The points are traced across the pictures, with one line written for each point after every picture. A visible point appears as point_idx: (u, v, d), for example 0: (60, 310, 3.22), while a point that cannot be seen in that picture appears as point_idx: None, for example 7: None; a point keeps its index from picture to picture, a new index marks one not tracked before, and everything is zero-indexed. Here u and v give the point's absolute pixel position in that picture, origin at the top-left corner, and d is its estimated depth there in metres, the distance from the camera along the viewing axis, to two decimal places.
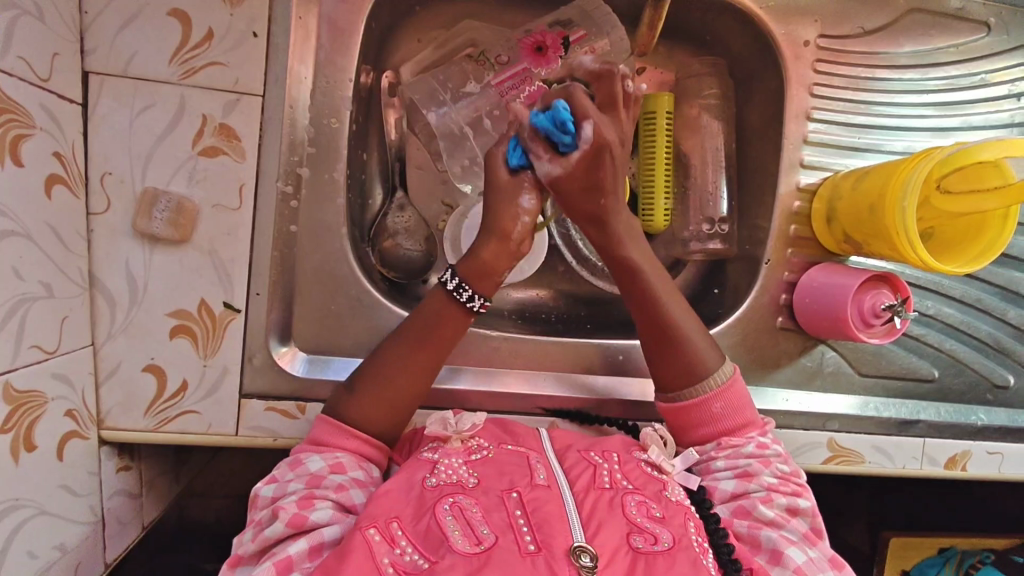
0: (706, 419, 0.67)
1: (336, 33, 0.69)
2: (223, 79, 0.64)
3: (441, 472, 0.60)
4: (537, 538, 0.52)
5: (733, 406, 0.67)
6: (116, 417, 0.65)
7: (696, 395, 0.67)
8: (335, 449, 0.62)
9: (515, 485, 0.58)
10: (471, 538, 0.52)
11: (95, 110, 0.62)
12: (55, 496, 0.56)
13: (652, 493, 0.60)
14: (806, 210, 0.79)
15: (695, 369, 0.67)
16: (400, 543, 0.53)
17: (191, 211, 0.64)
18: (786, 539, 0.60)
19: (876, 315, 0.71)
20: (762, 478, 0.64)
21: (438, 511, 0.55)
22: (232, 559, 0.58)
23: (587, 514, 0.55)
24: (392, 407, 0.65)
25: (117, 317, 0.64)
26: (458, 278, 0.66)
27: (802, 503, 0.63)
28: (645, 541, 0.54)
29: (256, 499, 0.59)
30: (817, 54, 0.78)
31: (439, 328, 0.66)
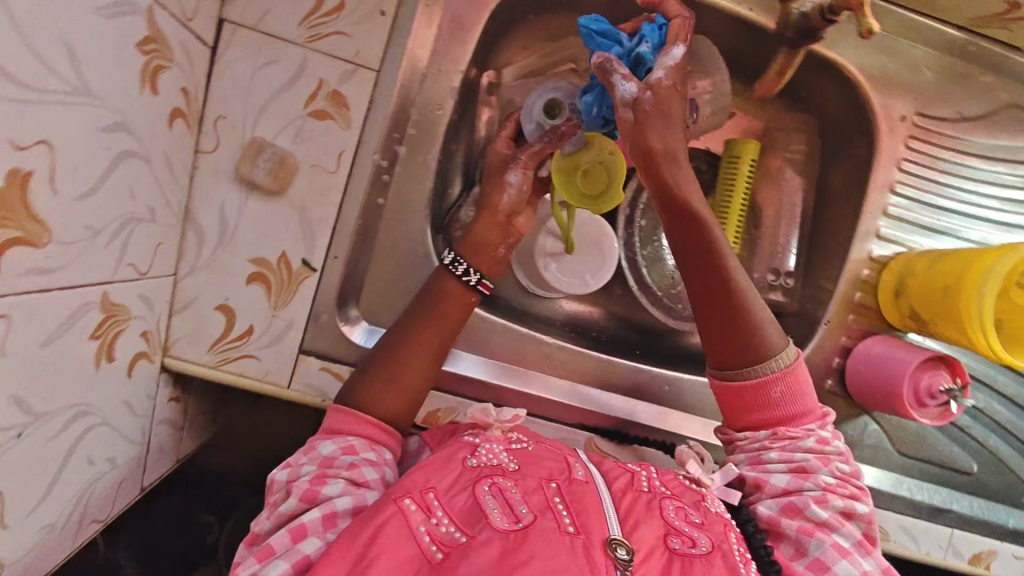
0: (764, 402, 0.65)
1: (457, 26, 0.71)
2: (345, 49, 0.66)
3: (482, 454, 0.62)
4: (575, 522, 0.54)
5: (791, 392, 0.66)
6: (182, 348, 0.67)
7: (755, 375, 0.65)
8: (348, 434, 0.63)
9: (553, 477, 0.60)
10: (510, 516, 0.54)
11: (223, 55, 0.65)
12: (118, 411, 0.59)
13: (690, 501, 0.62)
14: (874, 279, 0.79)
15: (759, 349, 0.65)
16: (436, 513, 0.55)
17: (292, 166, 0.66)
18: (836, 546, 0.60)
19: (932, 396, 0.71)
20: (818, 477, 0.64)
21: (478, 489, 0.57)
22: (249, 538, 0.59)
23: (625, 512, 0.58)
24: (406, 391, 0.67)
25: (203, 253, 0.66)
26: (453, 252, 0.70)
27: (857, 507, 0.62)
28: (682, 543, 0.56)
29: (272, 484, 0.61)
30: (911, 130, 0.79)
31: (441, 307, 0.69)
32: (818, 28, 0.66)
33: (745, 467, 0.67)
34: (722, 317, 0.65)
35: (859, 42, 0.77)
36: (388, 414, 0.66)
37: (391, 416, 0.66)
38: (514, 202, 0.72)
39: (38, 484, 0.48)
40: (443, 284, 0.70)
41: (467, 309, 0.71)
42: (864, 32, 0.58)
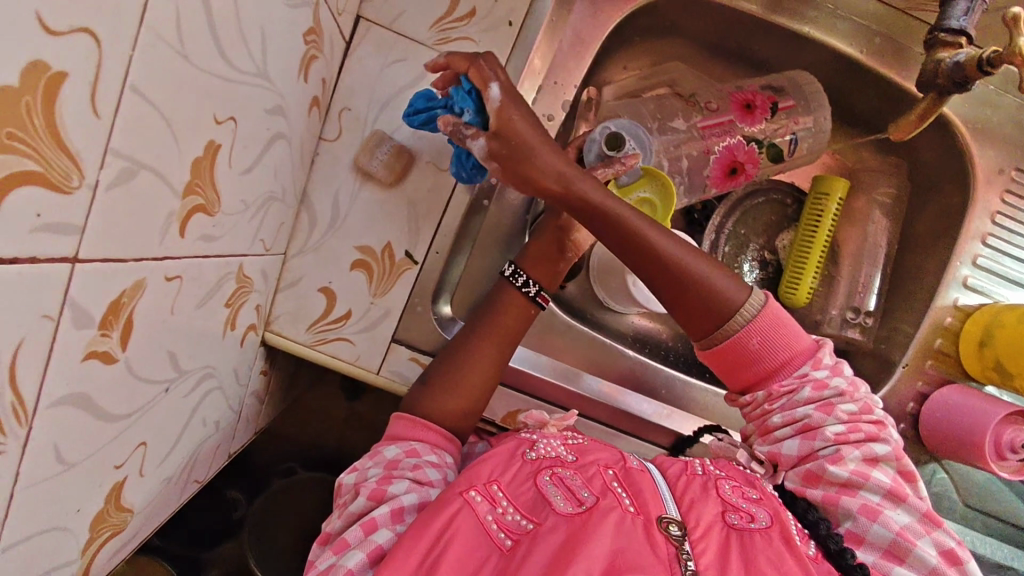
0: (746, 358, 0.64)
1: (577, 43, 0.73)
2: (470, 55, 0.69)
3: (540, 447, 0.63)
4: (634, 502, 0.55)
5: (767, 343, 0.64)
6: (282, 325, 0.70)
7: (731, 335, 0.64)
8: (409, 440, 0.64)
9: (610, 465, 0.61)
10: (572, 501, 0.55)
11: (356, 51, 0.68)
12: (228, 378, 0.61)
13: (745, 480, 0.62)
14: (956, 327, 0.79)
15: (713, 300, 0.63)
16: (501, 502, 0.56)
17: (407, 161, 0.69)
18: (867, 506, 0.57)
19: (1013, 450, 0.71)
20: (825, 431, 0.60)
21: (540, 480, 0.58)
22: (322, 537, 0.60)
23: (680, 495, 0.58)
24: (464, 402, 0.67)
25: (313, 235, 0.69)
26: (514, 265, 0.71)
27: (877, 448, 0.59)
28: (740, 518, 0.55)
29: (341, 487, 0.63)
30: (1008, 184, 0.79)
31: (502, 315, 0.69)
32: (973, 80, 0.62)
33: (761, 445, 0.65)
34: (682, 292, 0.64)
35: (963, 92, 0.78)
36: (447, 423, 0.67)
37: (449, 425, 0.67)
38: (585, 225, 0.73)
39: (166, 439, 0.50)
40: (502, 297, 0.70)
41: (525, 320, 0.71)
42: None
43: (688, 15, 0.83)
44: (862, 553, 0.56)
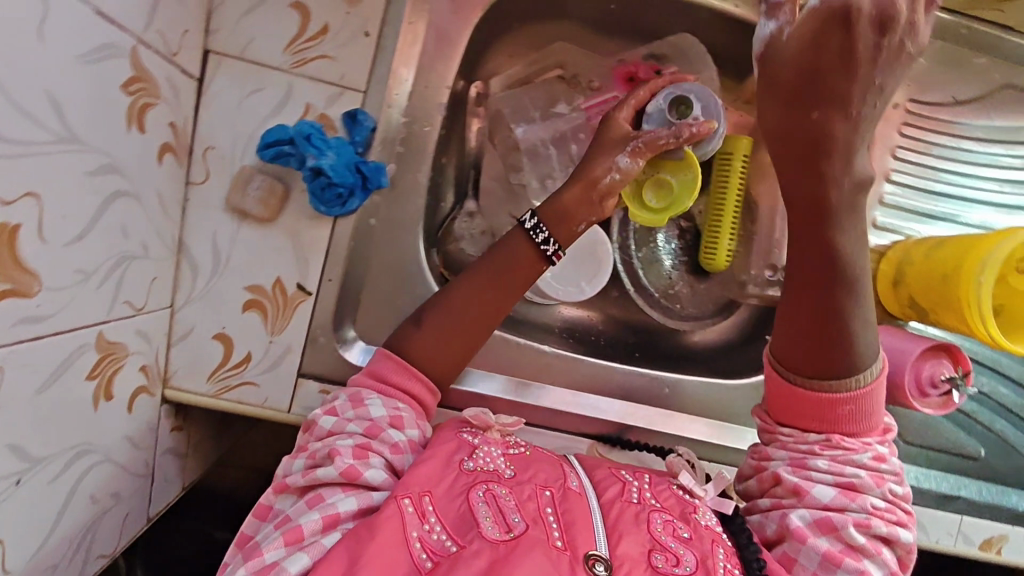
0: (828, 419, 0.59)
1: (441, 41, 0.71)
2: (330, 73, 0.66)
3: (478, 457, 0.61)
4: (563, 536, 0.54)
5: (865, 410, 0.59)
6: (181, 379, 0.68)
7: (829, 386, 0.58)
8: (396, 391, 0.65)
9: (548, 484, 0.60)
10: (501, 525, 0.54)
11: (209, 87, 0.64)
12: (120, 446, 0.61)
13: (680, 513, 0.60)
14: (873, 270, 0.78)
15: (848, 360, 0.58)
16: (430, 519, 0.55)
17: (281, 193, 0.66)
18: (864, 574, 0.54)
19: (933, 384, 0.70)
20: (866, 498, 0.56)
21: (472, 497, 0.56)
22: (278, 485, 0.60)
23: (611, 525, 0.56)
24: (453, 350, 0.68)
25: (198, 283, 0.67)
26: (537, 218, 0.70)
27: (899, 538, 0.56)
28: (666, 560, 0.54)
29: (315, 428, 0.62)
30: (905, 118, 0.77)
31: (512, 272, 0.70)
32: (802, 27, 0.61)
33: (786, 470, 0.60)
34: (819, 321, 0.57)
35: None
36: (432, 372, 0.68)
37: (436, 373, 0.68)
38: (616, 185, 0.69)
39: (35, 526, 0.49)
40: (511, 244, 0.70)
41: (533, 275, 0.71)
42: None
43: None
44: None
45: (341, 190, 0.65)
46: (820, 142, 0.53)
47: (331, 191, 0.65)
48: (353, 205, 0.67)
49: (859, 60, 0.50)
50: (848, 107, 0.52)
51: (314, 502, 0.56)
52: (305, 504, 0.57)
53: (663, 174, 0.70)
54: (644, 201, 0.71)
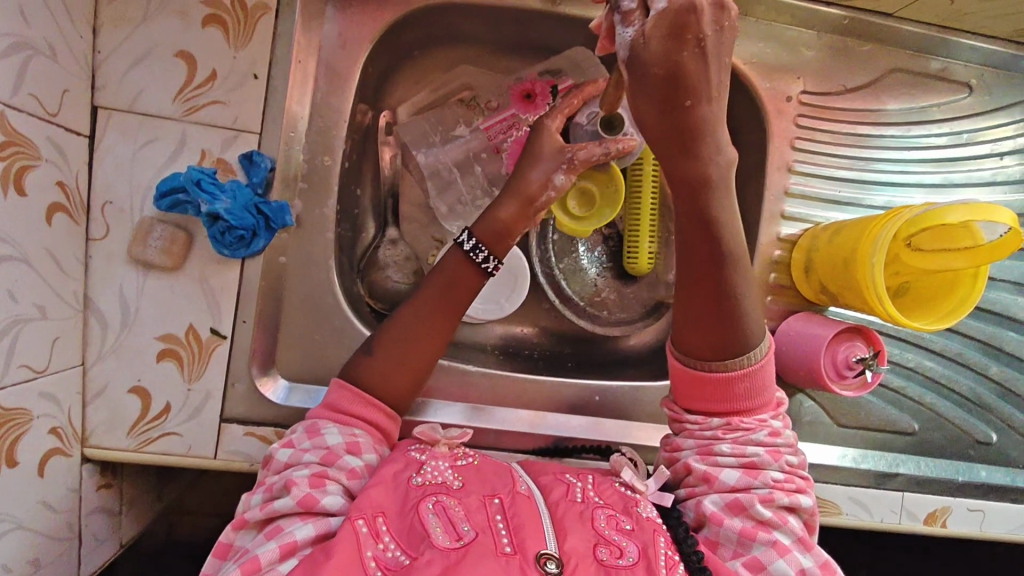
0: (726, 399, 0.60)
1: (332, 75, 0.73)
2: (223, 117, 0.67)
3: (427, 471, 0.60)
4: (513, 541, 0.53)
5: (757, 386, 0.60)
6: (101, 437, 0.67)
7: (717, 369, 0.60)
8: (352, 418, 0.63)
9: (497, 492, 0.59)
10: (451, 534, 0.53)
11: (102, 142, 0.65)
12: (33, 512, 0.59)
13: (622, 508, 0.60)
14: (787, 259, 0.80)
15: (731, 342, 0.59)
16: (384, 538, 0.53)
17: (185, 240, 0.66)
18: (777, 545, 0.56)
19: (848, 367, 0.72)
20: (767, 474, 0.59)
21: (422, 509, 0.55)
22: (235, 522, 0.57)
23: (558, 524, 0.56)
24: (406, 377, 0.66)
25: (108, 338, 0.66)
26: (475, 239, 0.68)
27: (800, 504, 0.58)
28: (610, 553, 0.53)
29: (272, 462, 0.60)
30: (799, 110, 0.80)
31: (457, 290, 0.68)
32: None
33: (695, 459, 0.62)
34: (701, 299, 0.59)
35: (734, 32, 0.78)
36: (391, 398, 0.65)
37: (393, 399, 0.65)
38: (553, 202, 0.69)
39: None
40: (448, 263, 0.69)
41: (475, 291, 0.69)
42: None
43: (466, 21, 0.79)
44: None
45: (242, 233, 0.66)
46: (691, 127, 0.51)
47: (231, 235, 0.66)
48: (258, 245, 0.67)
49: (708, 56, 0.48)
50: (711, 93, 0.50)
51: (271, 533, 0.54)
52: (263, 536, 0.54)
53: (586, 181, 0.75)
54: (571, 210, 0.76)
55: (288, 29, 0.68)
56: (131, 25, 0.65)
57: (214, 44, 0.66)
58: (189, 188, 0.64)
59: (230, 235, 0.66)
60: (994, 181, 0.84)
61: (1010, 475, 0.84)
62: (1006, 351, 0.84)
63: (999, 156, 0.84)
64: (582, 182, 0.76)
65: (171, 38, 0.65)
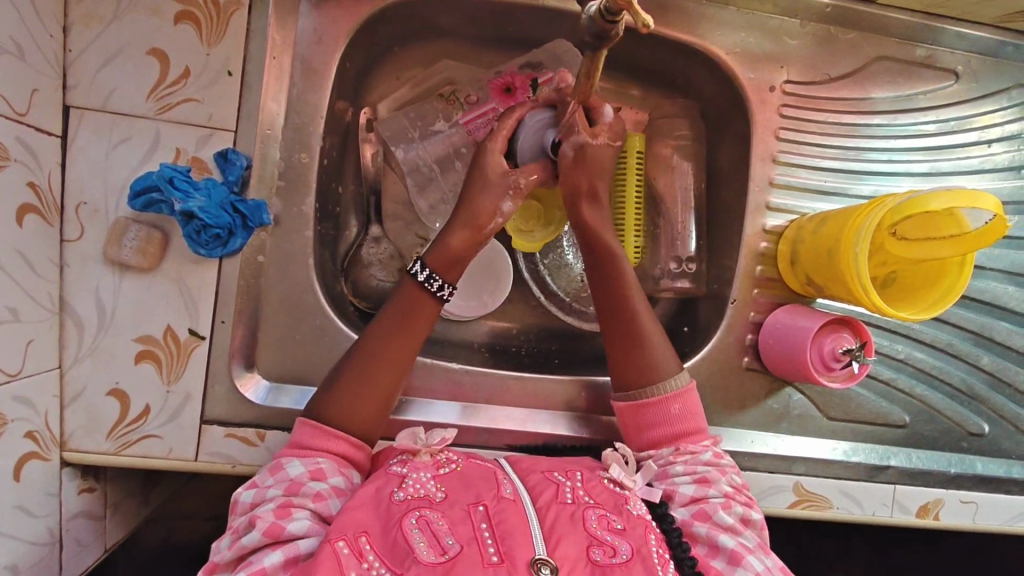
0: (661, 421, 0.67)
1: (308, 72, 0.72)
2: (197, 115, 0.66)
3: (409, 485, 0.58)
4: (500, 549, 0.52)
5: (688, 408, 0.68)
6: (80, 440, 0.66)
7: (648, 398, 0.67)
8: (315, 451, 0.62)
9: (481, 498, 0.57)
10: (436, 549, 0.52)
11: (75, 142, 0.64)
12: (10, 517, 0.59)
13: (613, 506, 0.59)
14: (773, 251, 0.79)
15: (652, 370, 0.68)
16: (368, 557, 0.52)
17: (160, 241, 0.66)
18: (744, 546, 0.59)
19: (837, 359, 0.72)
20: (721, 483, 0.63)
21: (406, 525, 0.54)
22: (209, 565, 0.57)
23: (549, 527, 0.55)
24: (373, 407, 0.64)
25: (85, 340, 0.66)
26: (428, 268, 0.66)
27: (756, 514, 0.63)
28: (604, 553, 0.53)
29: (237, 506, 0.60)
30: (782, 100, 0.79)
31: (413, 314, 0.67)
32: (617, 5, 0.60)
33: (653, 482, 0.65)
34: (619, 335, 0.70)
35: (716, 23, 0.78)
36: (357, 429, 0.64)
37: (360, 429, 0.64)
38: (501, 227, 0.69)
39: None
40: (404, 291, 0.67)
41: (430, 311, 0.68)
42: (642, 28, 0.46)
43: (445, 15, 0.78)
44: None
45: (218, 231, 0.65)
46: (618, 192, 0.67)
47: (206, 233, 0.65)
48: (235, 243, 0.67)
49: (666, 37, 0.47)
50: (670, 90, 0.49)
51: (241, 569, 0.54)
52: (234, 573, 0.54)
53: (532, 200, 0.78)
54: (522, 229, 0.79)
55: (262, 25, 0.67)
56: (102, 22, 0.64)
57: (187, 41, 0.65)
58: (163, 186, 0.63)
59: (205, 232, 0.65)
60: (982, 169, 0.83)
61: (1004, 466, 0.83)
62: (997, 340, 0.83)
63: (987, 144, 0.83)
64: (529, 201, 0.78)
65: (143, 35, 0.65)
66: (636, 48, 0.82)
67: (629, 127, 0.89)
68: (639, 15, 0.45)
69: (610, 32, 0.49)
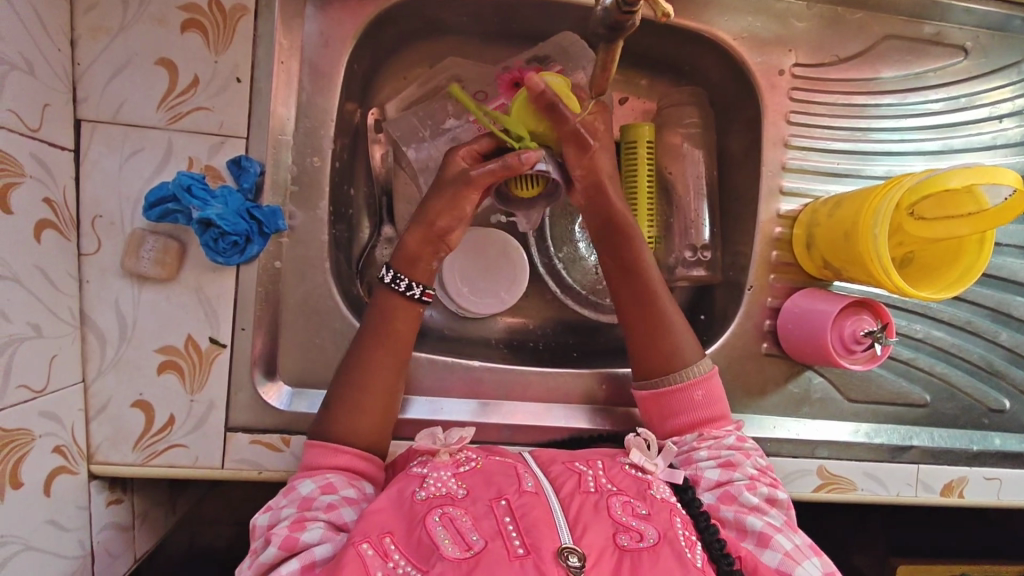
0: (686, 408, 0.68)
1: (317, 76, 0.72)
2: (208, 123, 0.66)
3: (430, 484, 0.58)
4: (525, 541, 0.52)
5: (711, 395, 0.68)
6: (106, 452, 0.67)
7: (670, 385, 0.68)
8: (321, 470, 0.62)
9: (503, 493, 0.57)
10: (461, 545, 0.52)
11: (87, 155, 0.64)
12: (41, 532, 0.59)
13: (637, 492, 0.59)
14: (788, 235, 0.79)
15: (675, 358, 0.69)
16: (393, 557, 0.52)
17: (177, 250, 0.66)
18: (771, 526, 0.58)
19: (858, 341, 0.72)
20: (744, 467, 0.64)
21: (429, 523, 0.54)
22: None
23: (574, 517, 0.54)
24: (379, 412, 0.65)
25: (108, 353, 0.66)
26: (391, 269, 0.68)
27: (781, 493, 0.63)
28: (631, 539, 0.53)
29: (253, 530, 0.59)
30: (792, 83, 0.79)
31: (392, 323, 0.67)
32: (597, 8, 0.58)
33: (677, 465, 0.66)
34: (644, 325, 0.70)
35: (723, 8, 0.77)
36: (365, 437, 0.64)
37: (366, 441, 0.65)
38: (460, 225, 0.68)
39: None
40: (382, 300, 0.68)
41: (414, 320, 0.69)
42: (660, 18, 0.46)
43: (451, 12, 0.78)
44: (766, 557, 0.56)
45: (235, 238, 0.65)
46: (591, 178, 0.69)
47: (224, 241, 0.64)
48: (252, 250, 0.66)
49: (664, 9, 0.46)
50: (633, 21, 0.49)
51: None
52: None
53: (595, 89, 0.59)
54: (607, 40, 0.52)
55: (269, 30, 0.67)
56: (109, 34, 0.64)
57: (195, 49, 0.65)
58: (185, 188, 0.63)
59: (224, 239, 0.64)
60: (995, 145, 0.82)
61: None
62: (1015, 317, 0.83)
63: (998, 119, 0.83)
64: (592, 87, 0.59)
65: (151, 46, 0.64)
66: (642, 37, 0.82)
67: (637, 116, 0.88)
68: (657, 3, 0.45)
69: (625, 23, 0.49)
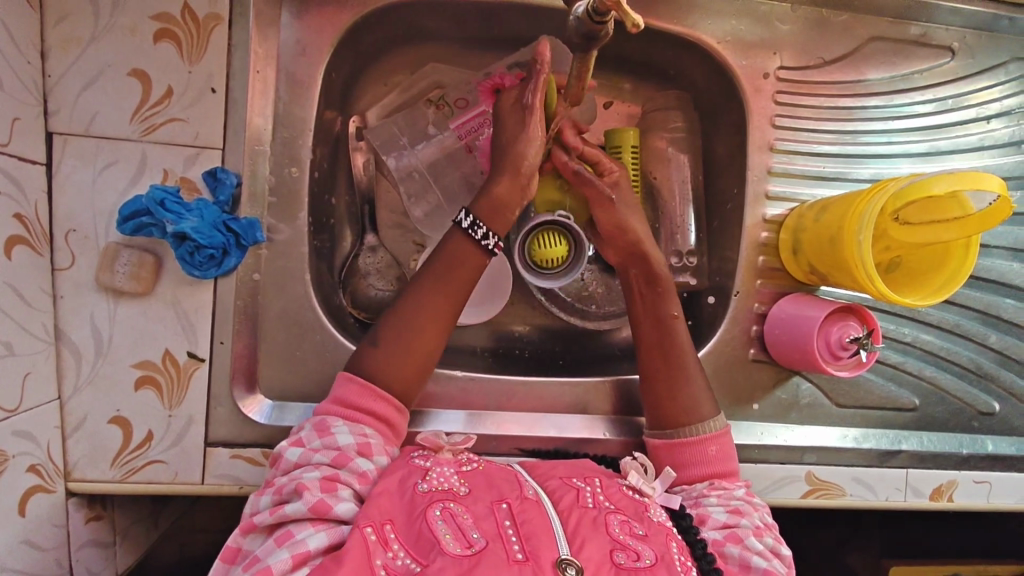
0: (699, 460, 0.67)
1: (295, 84, 0.71)
2: (183, 134, 0.65)
3: (433, 477, 0.57)
4: (524, 548, 0.51)
5: (723, 451, 0.67)
6: (84, 470, 0.66)
7: (686, 437, 0.68)
8: (359, 415, 0.61)
9: (504, 497, 0.56)
10: (462, 541, 0.51)
11: (60, 168, 0.63)
12: (16, 553, 0.58)
13: (634, 512, 0.58)
14: (775, 240, 0.78)
15: (692, 410, 0.69)
16: (393, 546, 0.51)
17: (154, 263, 0.65)
18: (775, 569, 0.58)
19: (843, 348, 0.71)
20: (753, 516, 0.62)
21: (429, 516, 0.53)
22: (244, 524, 0.55)
23: (572, 530, 0.54)
24: (413, 367, 0.64)
25: (83, 369, 0.65)
26: (472, 216, 0.66)
27: (786, 549, 0.61)
28: (628, 557, 0.52)
29: (279, 462, 0.58)
30: (777, 87, 0.78)
31: (459, 270, 0.66)
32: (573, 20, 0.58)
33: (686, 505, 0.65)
34: (664, 374, 0.70)
35: (705, 12, 0.76)
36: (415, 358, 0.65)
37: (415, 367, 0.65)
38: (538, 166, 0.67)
39: None
40: (456, 247, 0.67)
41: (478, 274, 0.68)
42: (632, 29, 0.45)
43: (431, 17, 0.77)
44: None
45: (212, 252, 0.64)
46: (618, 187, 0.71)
47: (200, 254, 0.64)
48: (229, 263, 0.66)
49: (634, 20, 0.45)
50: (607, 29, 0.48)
51: (282, 539, 0.52)
52: (273, 542, 0.52)
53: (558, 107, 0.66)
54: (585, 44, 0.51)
55: (244, 38, 0.66)
56: (80, 46, 0.63)
57: (169, 59, 0.64)
58: (156, 202, 0.62)
59: (201, 253, 0.63)
60: (983, 146, 0.82)
61: (1016, 444, 0.82)
62: (1004, 319, 0.82)
63: (985, 120, 0.82)
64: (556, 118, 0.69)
65: (123, 56, 0.63)
66: (626, 42, 0.81)
67: (622, 121, 0.87)
68: (628, 14, 0.44)
69: (598, 32, 0.49)
